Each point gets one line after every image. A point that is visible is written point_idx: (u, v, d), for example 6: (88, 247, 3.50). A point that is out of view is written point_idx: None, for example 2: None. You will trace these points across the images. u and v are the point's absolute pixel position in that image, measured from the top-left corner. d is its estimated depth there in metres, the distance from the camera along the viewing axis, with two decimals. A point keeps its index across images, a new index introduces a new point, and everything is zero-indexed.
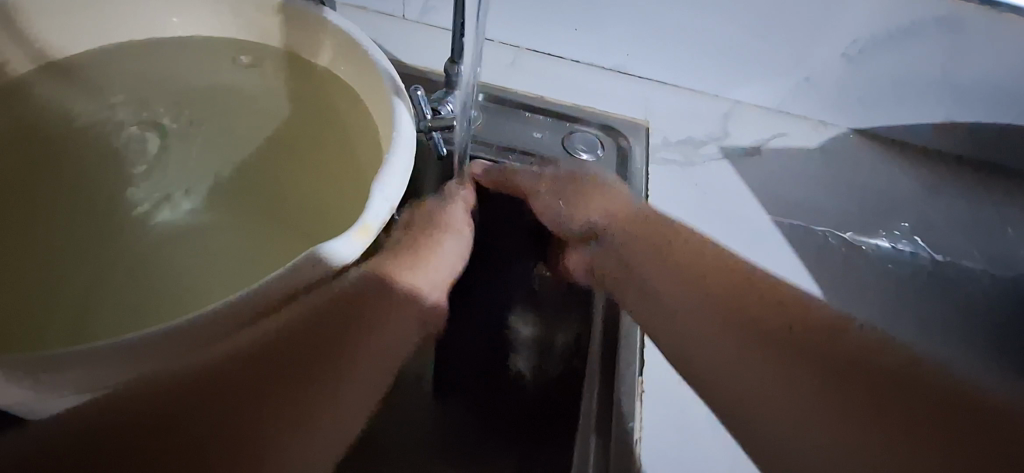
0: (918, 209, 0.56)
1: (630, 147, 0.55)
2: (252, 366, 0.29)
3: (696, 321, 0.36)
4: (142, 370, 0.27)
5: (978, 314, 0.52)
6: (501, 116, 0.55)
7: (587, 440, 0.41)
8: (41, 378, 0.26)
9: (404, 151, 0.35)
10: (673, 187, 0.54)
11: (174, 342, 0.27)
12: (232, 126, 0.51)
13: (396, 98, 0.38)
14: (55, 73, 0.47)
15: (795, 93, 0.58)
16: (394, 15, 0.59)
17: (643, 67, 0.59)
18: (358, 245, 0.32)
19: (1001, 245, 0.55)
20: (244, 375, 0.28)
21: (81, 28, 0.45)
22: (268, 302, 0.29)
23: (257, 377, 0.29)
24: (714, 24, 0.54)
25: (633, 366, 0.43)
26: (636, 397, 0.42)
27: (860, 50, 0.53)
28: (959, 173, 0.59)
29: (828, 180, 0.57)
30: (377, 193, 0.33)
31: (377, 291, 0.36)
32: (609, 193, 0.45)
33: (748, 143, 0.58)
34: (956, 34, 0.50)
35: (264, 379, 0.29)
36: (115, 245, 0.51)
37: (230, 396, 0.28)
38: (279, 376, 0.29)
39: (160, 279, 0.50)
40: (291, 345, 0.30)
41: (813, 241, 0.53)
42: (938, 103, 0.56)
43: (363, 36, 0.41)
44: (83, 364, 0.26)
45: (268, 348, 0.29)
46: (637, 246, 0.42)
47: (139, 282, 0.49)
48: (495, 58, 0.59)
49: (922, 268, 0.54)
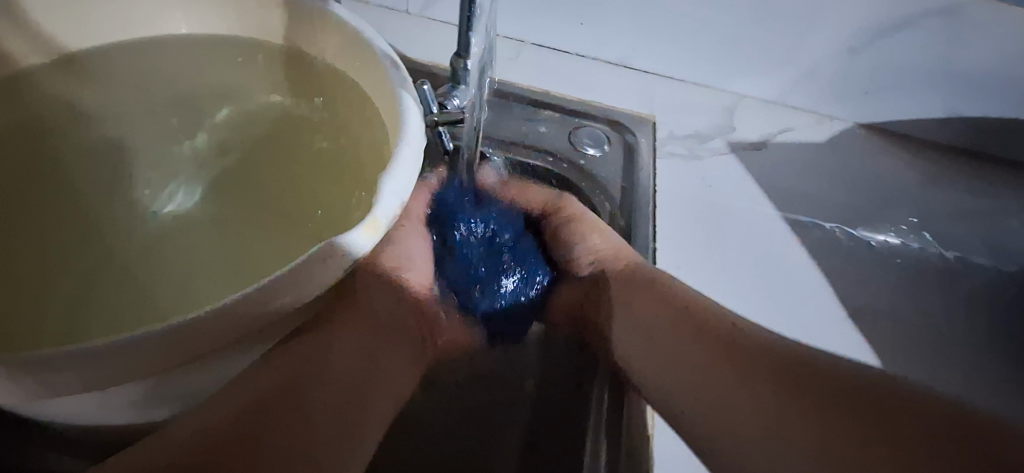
0: (924, 203, 0.56)
1: (636, 142, 0.54)
2: (254, 404, 0.33)
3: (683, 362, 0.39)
4: (150, 361, 0.27)
5: (983, 306, 0.52)
6: (506, 111, 0.54)
7: (599, 441, 0.39)
8: (43, 374, 0.25)
9: (411, 144, 0.34)
10: (676, 180, 0.54)
11: (186, 338, 0.27)
12: (236, 125, 0.50)
13: (403, 93, 0.38)
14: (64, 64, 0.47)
15: (799, 87, 0.58)
16: (396, 9, 0.58)
17: (647, 61, 0.59)
18: (368, 240, 0.31)
19: (1007, 237, 0.55)
20: (235, 418, 0.32)
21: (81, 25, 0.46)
22: (276, 295, 0.29)
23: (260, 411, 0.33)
24: (718, 16, 0.53)
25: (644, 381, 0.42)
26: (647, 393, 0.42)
27: (865, 43, 0.53)
28: (964, 166, 0.59)
29: (834, 175, 0.57)
30: (385, 188, 0.32)
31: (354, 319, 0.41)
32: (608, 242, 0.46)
33: (754, 138, 0.58)
34: (958, 26, 0.50)
35: (267, 410, 0.33)
36: (107, 241, 0.48)
37: (223, 434, 0.31)
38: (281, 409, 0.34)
39: (150, 274, 0.47)
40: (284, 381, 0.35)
41: (821, 236, 0.53)
42: (943, 96, 0.56)
43: (371, 31, 0.40)
44: (92, 361, 0.26)
45: (266, 392, 0.34)
46: (628, 291, 0.44)
47: (133, 277, 0.47)
48: (499, 51, 0.58)
49: (930, 263, 0.53)
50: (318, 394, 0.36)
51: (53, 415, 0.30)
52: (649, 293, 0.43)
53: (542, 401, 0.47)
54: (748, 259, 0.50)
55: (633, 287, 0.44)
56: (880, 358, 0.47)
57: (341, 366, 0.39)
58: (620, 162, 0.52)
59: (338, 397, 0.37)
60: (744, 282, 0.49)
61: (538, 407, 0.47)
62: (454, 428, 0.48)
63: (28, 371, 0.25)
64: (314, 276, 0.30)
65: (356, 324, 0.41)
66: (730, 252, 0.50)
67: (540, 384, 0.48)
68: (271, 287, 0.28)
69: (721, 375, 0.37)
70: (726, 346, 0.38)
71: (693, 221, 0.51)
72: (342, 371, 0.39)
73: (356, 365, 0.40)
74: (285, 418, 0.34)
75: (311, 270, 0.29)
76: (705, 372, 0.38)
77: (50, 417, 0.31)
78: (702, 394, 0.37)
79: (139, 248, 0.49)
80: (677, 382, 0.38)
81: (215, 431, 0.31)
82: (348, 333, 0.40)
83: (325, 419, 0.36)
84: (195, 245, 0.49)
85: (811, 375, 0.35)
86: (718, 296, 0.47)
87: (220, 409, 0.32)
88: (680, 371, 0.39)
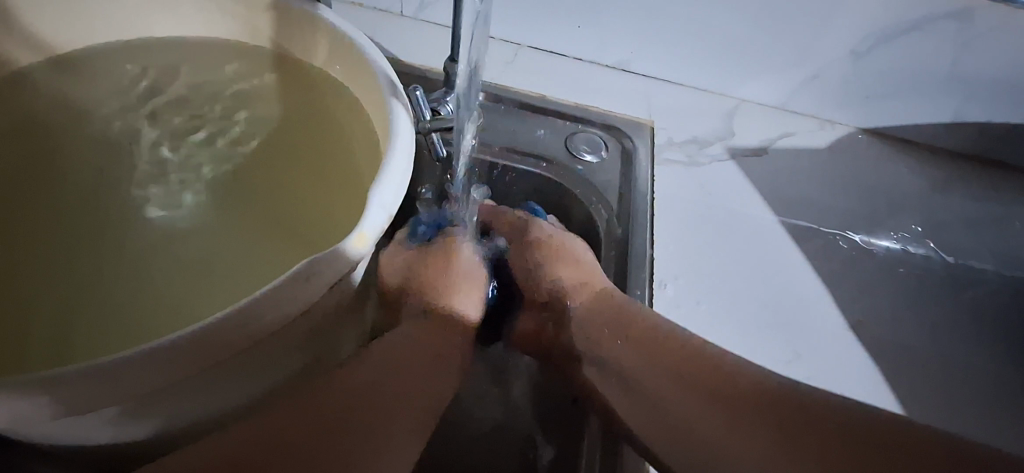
0: (928, 210, 0.55)
1: (634, 148, 0.53)
2: (273, 419, 0.34)
3: (671, 400, 0.37)
4: (128, 384, 0.26)
5: (987, 315, 0.51)
6: (500, 117, 0.53)
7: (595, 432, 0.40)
8: (27, 396, 0.25)
9: (401, 156, 0.33)
10: (675, 187, 0.53)
11: (168, 360, 0.26)
12: (225, 128, 0.49)
13: (393, 100, 0.37)
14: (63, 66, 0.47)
15: (800, 92, 0.57)
16: (390, 11, 0.57)
17: (646, 65, 0.58)
18: (356, 254, 0.30)
19: (1012, 245, 0.54)
20: (256, 436, 0.32)
21: (78, 26, 0.46)
22: (259, 316, 0.28)
23: (279, 424, 0.33)
24: (718, 21, 0.52)
25: None
26: None
27: (869, 47, 0.52)
28: (967, 171, 0.58)
29: (834, 181, 0.56)
30: (372, 199, 0.31)
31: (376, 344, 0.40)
32: (573, 272, 0.45)
33: (754, 143, 0.57)
34: (967, 29, 0.49)
35: (285, 425, 0.34)
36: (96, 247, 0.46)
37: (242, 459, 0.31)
38: (296, 423, 0.34)
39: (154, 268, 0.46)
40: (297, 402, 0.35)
41: (821, 243, 0.52)
42: (948, 101, 0.55)
43: (360, 36, 0.40)
44: (69, 385, 0.25)
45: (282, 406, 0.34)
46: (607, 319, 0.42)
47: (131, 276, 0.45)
48: (494, 55, 0.57)
49: (934, 271, 0.53)
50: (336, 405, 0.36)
51: (40, 434, 0.30)
52: (639, 348, 0.40)
53: (545, 423, 0.49)
54: (748, 269, 0.49)
55: (624, 336, 0.41)
56: (881, 370, 0.46)
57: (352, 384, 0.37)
58: (618, 169, 0.51)
59: (352, 409, 0.36)
60: (744, 293, 0.48)
61: (542, 427, 0.49)
62: (461, 434, 0.50)
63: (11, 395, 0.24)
64: (299, 296, 0.29)
65: (396, 351, 0.40)
66: (730, 260, 0.49)
67: (539, 401, 0.50)
68: (253, 306, 0.27)
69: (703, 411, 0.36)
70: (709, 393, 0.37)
71: (690, 228, 0.50)
72: (353, 390, 0.37)
73: (397, 393, 0.38)
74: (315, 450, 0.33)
75: (296, 289, 0.29)
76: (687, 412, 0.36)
77: (29, 436, 0.30)
78: (700, 442, 0.35)
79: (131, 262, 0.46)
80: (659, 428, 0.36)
81: (236, 447, 0.32)
82: (392, 361, 0.40)
83: (364, 447, 0.35)
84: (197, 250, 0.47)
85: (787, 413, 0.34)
86: (717, 304, 0.47)
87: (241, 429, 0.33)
88: (676, 418, 0.36)
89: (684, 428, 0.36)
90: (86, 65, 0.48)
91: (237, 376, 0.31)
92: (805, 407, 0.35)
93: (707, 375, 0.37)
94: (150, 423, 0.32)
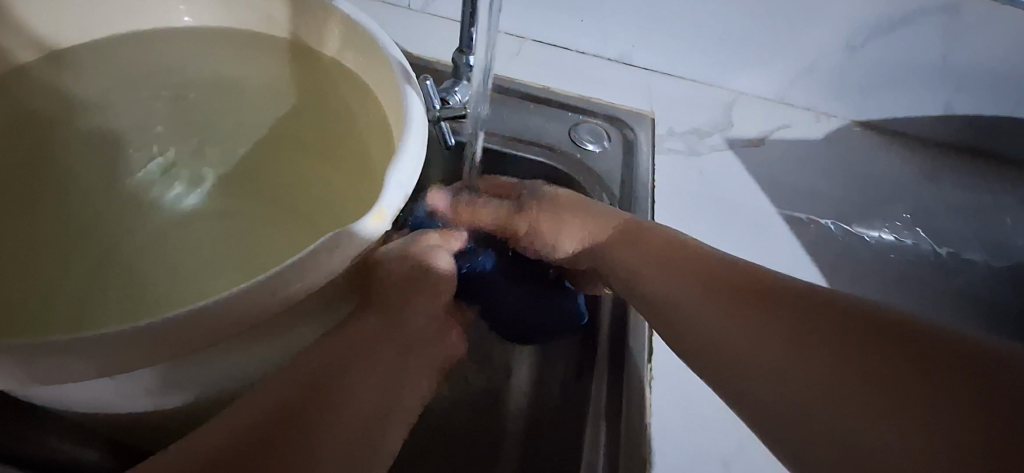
0: (918, 199, 0.57)
1: (635, 138, 0.55)
2: (285, 412, 0.29)
3: (712, 316, 0.36)
4: (160, 349, 0.27)
5: (976, 299, 0.53)
6: (505, 106, 0.55)
7: (599, 429, 0.41)
8: (45, 359, 0.26)
9: (416, 138, 0.35)
10: (677, 176, 0.55)
11: (192, 329, 0.27)
12: (239, 117, 0.50)
13: (406, 86, 0.38)
14: (57, 60, 0.47)
15: (797, 84, 0.59)
16: (399, 5, 0.59)
17: (648, 58, 0.59)
18: (374, 230, 0.32)
19: (998, 233, 0.56)
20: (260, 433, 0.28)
21: (83, 24, 0.46)
22: (286, 294, 0.29)
23: (292, 415, 0.29)
24: (717, 17, 0.54)
25: (643, 378, 0.43)
26: (647, 411, 0.42)
27: (861, 40, 0.54)
28: (957, 162, 0.60)
29: (827, 170, 0.58)
30: (390, 178, 0.33)
31: (389, 320, 0.37)
32: (562, 229, 0.44)
33: (752, 134, 0.58)
34: (955, 22, 0.51)
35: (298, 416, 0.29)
36: (97, 232, 0.50)
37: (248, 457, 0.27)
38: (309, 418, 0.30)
39: (148, 269, 0.50)
40: (315, 397, 0.31)
41: (816, 232, 0.54)
42: (938, 94, 0.57)
43: (374, 26, 0.41)
44: (96, 348, 0.26)
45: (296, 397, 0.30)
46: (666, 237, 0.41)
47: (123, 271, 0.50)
48: (501, 48, 0.59)
49: (924, 258, 0.54)
50: (351, 402, 0.32)
51: (37, 398, 0.31)
52: (701, 262, 0.38)
53: (535, 424, 0.49)
54: (740, 226, 0.52)
55: (677, 251, 0.40)
56: None
57: (364, 380, 0.33)
58: (621, 159, 0.53)
59: (363, 405, 0.32)
60: (741, 229, 0.52)
61: (532, 429, 0.49)
62: (467, 427, 0.51)
63: (29, 358, 0.26)
64: (322, 269, 0.30)
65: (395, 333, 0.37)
66: (702, 234, 0.51)
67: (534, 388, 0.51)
68: (279, 278, 0.29)
69: (715, 353, 0.35)
70: (755, 305, 0.34)
71: (684, 188, 0.54)
72: (366, 386, 0.33)
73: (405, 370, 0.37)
74: (303, 439, 0.29)
75: (317, 261, 0.30)
76: (725, 335, 0.34)
77: (37, 399, 0.31)
78: (732, 356, 0.34)
79: (121, 249, 0.50)
80: (707, 351, 0.35)
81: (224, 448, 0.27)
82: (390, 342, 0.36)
83: (378, 421, 0.33)
84: (204, 234, 0.52)
85: (827, 320, 0.32)
86: None
87: (228, 420, 0.28)
88: (705, 325, 0.36)
89: (710, 345, 0.35)
90: (90, 58, 0.48)
91: (244, 318, 0.28)
92: (830, 318, 0.32)
93: (748, 277, 0.36)
94: (188, 390, 0.33)
